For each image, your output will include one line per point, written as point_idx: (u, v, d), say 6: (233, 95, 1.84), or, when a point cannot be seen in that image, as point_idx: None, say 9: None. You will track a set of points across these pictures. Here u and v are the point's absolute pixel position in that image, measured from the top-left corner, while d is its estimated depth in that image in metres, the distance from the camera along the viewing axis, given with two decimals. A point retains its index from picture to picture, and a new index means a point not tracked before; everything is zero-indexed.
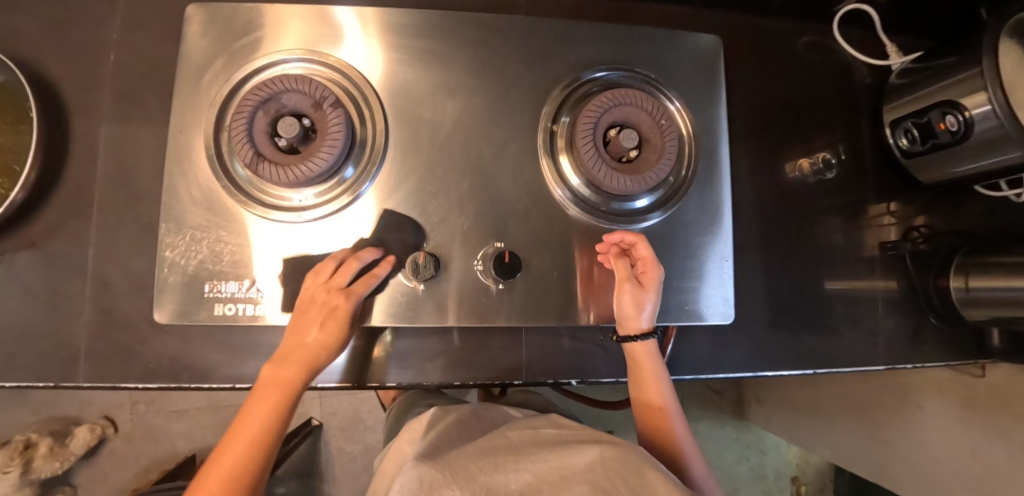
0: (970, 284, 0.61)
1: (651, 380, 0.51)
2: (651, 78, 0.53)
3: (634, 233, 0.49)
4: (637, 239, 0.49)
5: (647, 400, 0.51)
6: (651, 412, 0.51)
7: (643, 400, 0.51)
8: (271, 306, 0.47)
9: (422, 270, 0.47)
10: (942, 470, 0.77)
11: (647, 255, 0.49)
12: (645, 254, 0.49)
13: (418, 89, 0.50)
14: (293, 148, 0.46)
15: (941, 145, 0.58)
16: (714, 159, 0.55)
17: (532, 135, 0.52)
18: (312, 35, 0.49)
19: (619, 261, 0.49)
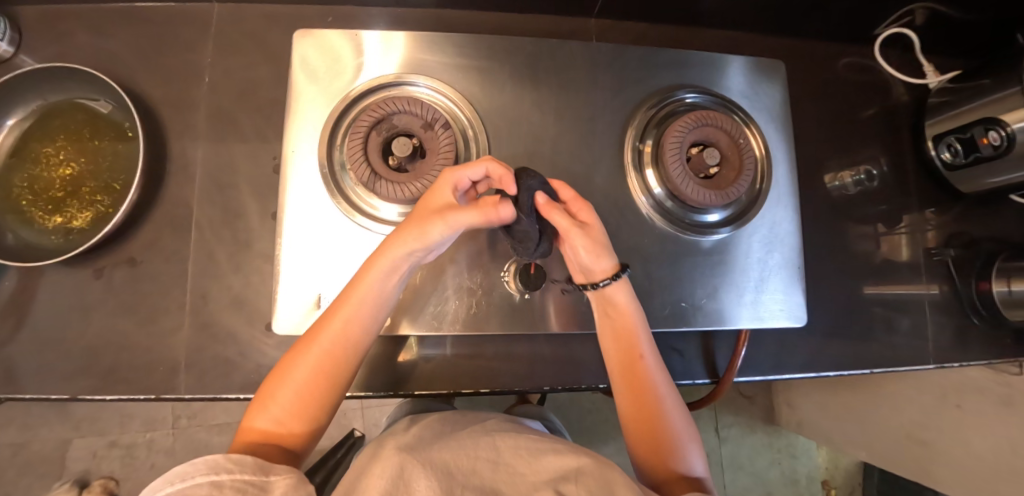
0: (1013, 285, 0.65)
1: (637, 347, 0.46)
2: (724, 99, 0.58)
3: (552, 181, 0.45)
4: (552, 185, 0.45)
5: (629, 380, 0.46)
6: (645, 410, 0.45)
7: (628, 376, 0.46)
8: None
9: (533, 278, 0.49)
10: (983, 467, 0.80)
11: (568, 196, 0.45)
12: (566, 195, 0.45)
13: (513, 111, 0.54)
14: (403, 166, 0.49)
15: (983, 157, 0.63)
16: (784, 174, 0.59)
17: (618, 151, 0.55)
18: (414, 61, 0.53)
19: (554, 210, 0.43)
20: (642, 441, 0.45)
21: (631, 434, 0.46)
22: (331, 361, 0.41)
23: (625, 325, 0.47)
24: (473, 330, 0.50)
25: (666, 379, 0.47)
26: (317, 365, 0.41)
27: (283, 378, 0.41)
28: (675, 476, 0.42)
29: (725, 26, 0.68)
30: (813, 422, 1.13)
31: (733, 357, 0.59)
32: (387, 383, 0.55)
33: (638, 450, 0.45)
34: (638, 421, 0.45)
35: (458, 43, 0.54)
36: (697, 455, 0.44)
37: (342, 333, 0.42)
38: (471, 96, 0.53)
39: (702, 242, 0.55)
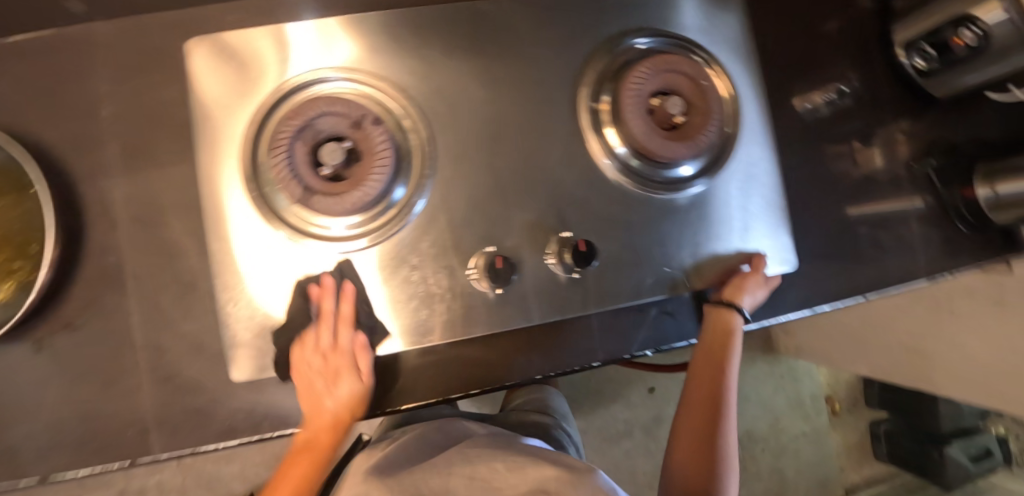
0: (998, 188, 0.63)
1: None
2: (684, 40, 0.53)
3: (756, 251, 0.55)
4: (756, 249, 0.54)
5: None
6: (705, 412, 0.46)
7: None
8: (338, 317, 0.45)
9: (502, 273, 0.45)
10: (979, 366, 0.82)
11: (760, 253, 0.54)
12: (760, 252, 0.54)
13: (454, 91, 0.48)
14: (338, 175, 0.44)
15: (959, 59, 0.59)
16: (756, 110, 0.54)
17: (574, 117, 0.50)
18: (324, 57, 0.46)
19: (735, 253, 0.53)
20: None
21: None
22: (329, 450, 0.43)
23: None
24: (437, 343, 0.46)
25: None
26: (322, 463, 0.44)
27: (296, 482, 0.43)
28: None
29: None
30: (810, 346, 1.14)
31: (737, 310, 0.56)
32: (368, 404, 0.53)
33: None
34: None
35: (368, 23, 0.47)
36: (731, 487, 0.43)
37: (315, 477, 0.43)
38: (399, 80, 0.47)
39: (676, 199, 0.52)
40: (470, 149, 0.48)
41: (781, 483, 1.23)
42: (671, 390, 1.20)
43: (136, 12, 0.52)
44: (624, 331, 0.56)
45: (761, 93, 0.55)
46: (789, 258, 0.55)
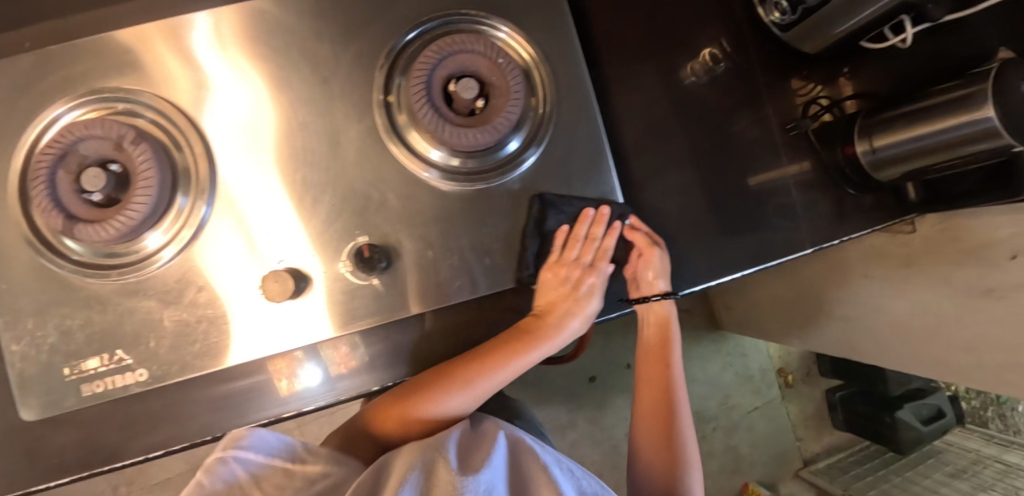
0: (876, 145, 0.59)
1: (665, 361, 0.58)
2: (472, 14, 0.48)
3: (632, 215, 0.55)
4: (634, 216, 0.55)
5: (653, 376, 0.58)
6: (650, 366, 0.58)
7: (651, 386, 0.58)
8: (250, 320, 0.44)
9: (276, 288, 0.43)
10: (898, 330, 0.78)
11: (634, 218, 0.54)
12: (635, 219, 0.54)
13: (226, 96, 0.44)
14: (110, 199, 0.42)
15: (810, 8, 0.56)
16: (574, 76, 0.50)
17: (367, 113, 0.46)
18: (177, 64, 0.44)
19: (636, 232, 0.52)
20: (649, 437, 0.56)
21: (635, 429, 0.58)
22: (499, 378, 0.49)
23: (661, 333, 0.58)
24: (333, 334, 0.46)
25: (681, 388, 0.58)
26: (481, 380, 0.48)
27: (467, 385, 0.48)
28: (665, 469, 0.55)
29: None
30: (751, 320, 1.11)
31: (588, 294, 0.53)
32: (199, 430, 0.50)
33: (633, 436, 0.58)
34: (652, 411, 0.57)
35: (233, 22, 0.43)
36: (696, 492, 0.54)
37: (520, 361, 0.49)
38: (159, 92, 0.44)
39: (506, 182, 0.49)
40: (312, 155, 0.45)
41: (736, 461, 1.20)
42: (613, 377, 1.17)
43: None
44: (467, 334, 0.53)
45: (578, 56, 0.50)
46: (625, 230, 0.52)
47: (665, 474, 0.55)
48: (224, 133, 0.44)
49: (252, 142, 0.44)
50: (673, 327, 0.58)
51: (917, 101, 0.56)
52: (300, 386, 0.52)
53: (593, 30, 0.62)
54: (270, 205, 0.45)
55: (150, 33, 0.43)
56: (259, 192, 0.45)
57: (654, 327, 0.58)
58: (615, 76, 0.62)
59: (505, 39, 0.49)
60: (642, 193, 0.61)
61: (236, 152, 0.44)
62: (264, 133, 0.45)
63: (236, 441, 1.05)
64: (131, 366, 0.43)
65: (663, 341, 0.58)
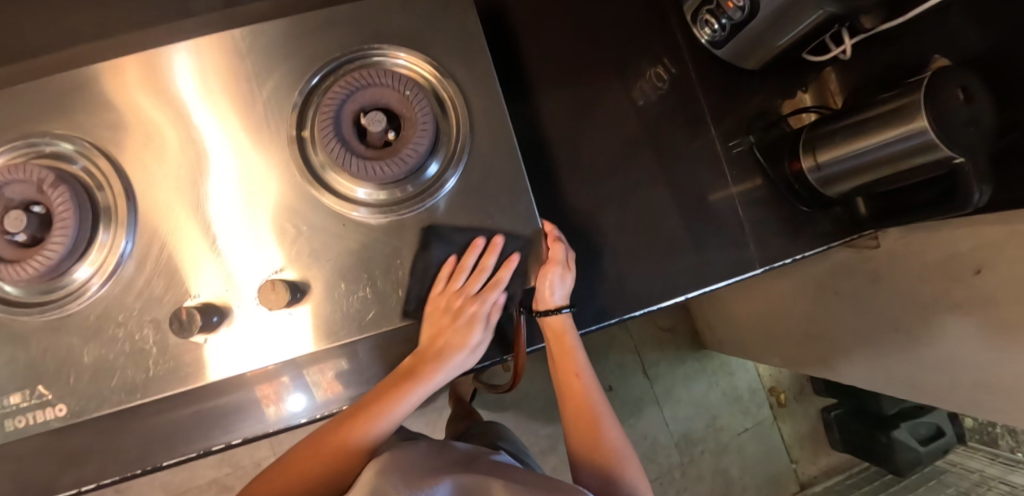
0: (819, 160, 0.58)
1: (574, 374, 0.53)
2: (369, 44, 0.48)
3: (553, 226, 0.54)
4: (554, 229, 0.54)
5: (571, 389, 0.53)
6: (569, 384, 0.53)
7: (572, 404, 0.52)
8: (217, 345, 0.45)
9: (184, 323, 0.42)
10: (871, 347, 0.75)
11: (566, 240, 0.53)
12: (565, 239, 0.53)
13: (149, 139, 0.46)
14: (35, 239, 0.44)
15: (738, 25, 0.55)
16: (489, 97, 0.49)
17: (281, 149, 0.46)
18: (153, 103, 0.46)
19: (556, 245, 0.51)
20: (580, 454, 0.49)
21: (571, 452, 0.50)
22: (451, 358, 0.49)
23: (561, 351, 0.53)
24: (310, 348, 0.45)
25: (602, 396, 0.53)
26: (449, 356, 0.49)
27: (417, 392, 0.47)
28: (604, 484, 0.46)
29: None
30: (732, 339, 1.07)
31: (517, 324, 0.53)
32: (130, 463, 0.51)
33: (571, 460, 0.50)
34: (580, 425, 0.50)
35: (209, 55, 0.45)
36: None
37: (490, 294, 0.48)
38: (83, 138, 0.46)
39: (428, 209, 0.47)
40: (275, 177, 0.46)
41: (727, 484, 1.15)
42: None
43: None
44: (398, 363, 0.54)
45: (492, 77, 0.49)
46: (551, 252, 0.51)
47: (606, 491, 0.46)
48: (197, 163, 0.46)
49: (198, 175, 0.46)
50: (573, 341, 0.54)
51: (856, 114, 0.54)
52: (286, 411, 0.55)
53: (529, 55, 0.62)
54: (249, 226, 0.46)
55: (129, 68, 0.45)
56: (239, 213, 0.46)
57: (555, 345, 0.54)
58: (552, 100, 0.63)
59: (403, 64, 0.48)
60: (580, 215, 0.61)
61: (215, 176, 0.46)
62: (213, 165, 0.46)
63: (212, 467, 1.05)
64: (52, 401, 0.44)
65: (568, 353, 0.53)
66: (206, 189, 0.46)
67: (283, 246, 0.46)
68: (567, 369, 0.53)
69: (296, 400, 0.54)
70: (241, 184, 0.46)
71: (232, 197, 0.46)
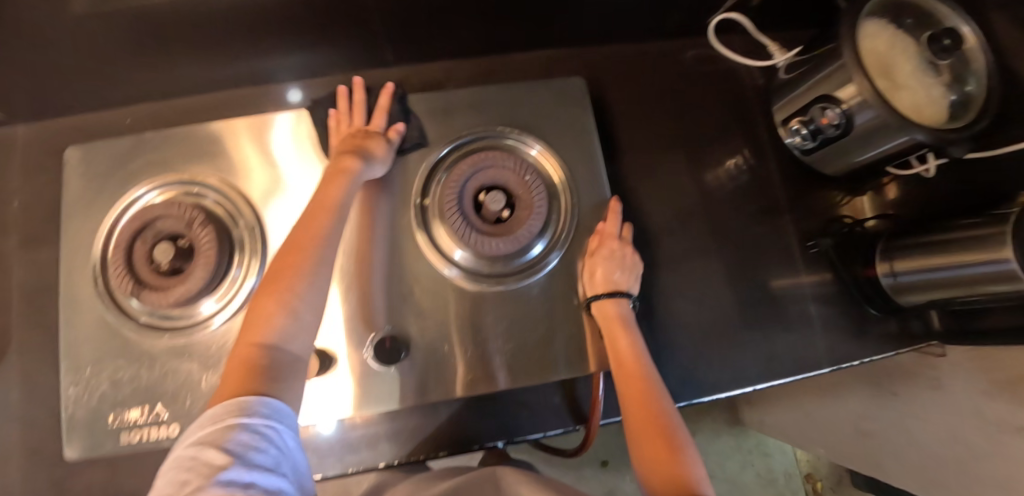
0: (896, 268, 0.60)
1: (627, 356, 0.48)
2: (505, 130, 0.54)
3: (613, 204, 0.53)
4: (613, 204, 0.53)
5: (637, 402, 0.46)
6: (632, 394, 0.46)
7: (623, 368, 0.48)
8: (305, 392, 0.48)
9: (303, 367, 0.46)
10: (929, 456, 0.73)
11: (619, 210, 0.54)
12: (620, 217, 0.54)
13: (270, 189, 0.52)
14: (175, 270, 0.48)
15: (829, 139, 0.58)
16: (594, 185, 0.54)
17: (403, 212, 0.52)
18: (255, 155, 0.52)
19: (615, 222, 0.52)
20: (654, 481, 0.40)
21: (641, 482, 0.42)
22: (315, 241, 0.42)
23: (613, 339, 0.49)
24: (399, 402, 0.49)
25: (682, 425, 0.45)
26: (305, 245, 0.42)
27: (275, 293, 0.39)
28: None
29: (539, 47, 0.65)
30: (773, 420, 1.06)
31: (595, 398, 0.54)
32: None
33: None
34: (646, 444, 0.43)
35: (312, 125, 0.53)
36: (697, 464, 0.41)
37: (342, 194, 0.45)
38: (222, 180, 0.52)
39: (526, 285, 0.52)
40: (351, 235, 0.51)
41: None
42: (625, 463, 1.14)
43: (51, 117, 0.61)
44: (477, 420, 0.56)
45: (599, 168, 0.54)
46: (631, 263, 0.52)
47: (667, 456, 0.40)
48: (290, 214, 0.51)
49: (287, 224, 0.51)
50: (628, 328, 0.50)
51: (937, 233, 0.56)
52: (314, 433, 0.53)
53: (620, 137, 0.67)
54: None
55: (240, 128, 0.52)
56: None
57: (609, 340, 0.49)
58: (636, 180, 0.66)
59: (536, 155, 0.54)
60: (654, 292, 0.64)
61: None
62: (303, 216, 0.51)
63: None
64: (166, 421, 0.47)
65: (626, 347, 0.48)
66: (291, 238, 0.51)
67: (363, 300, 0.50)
68: (629, 380, 0.47)
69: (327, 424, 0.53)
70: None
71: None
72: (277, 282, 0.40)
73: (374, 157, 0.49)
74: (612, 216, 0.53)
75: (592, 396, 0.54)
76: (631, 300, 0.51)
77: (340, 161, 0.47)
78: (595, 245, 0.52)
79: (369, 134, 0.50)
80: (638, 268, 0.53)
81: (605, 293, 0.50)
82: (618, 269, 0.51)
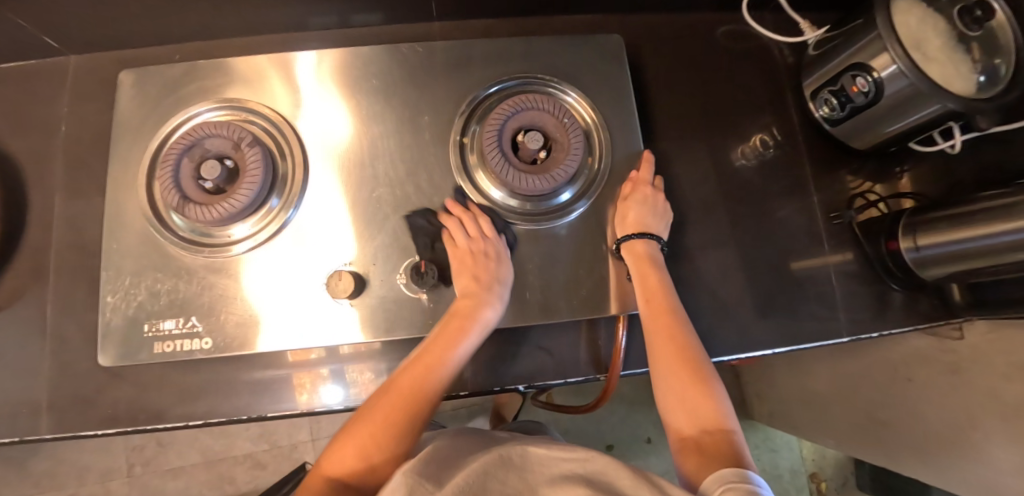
0: (919, 243, 0.60)
1: (656, 293, 0.50)
2: (542, 77, 0.55)
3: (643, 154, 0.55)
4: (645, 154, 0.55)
5: (664, 336, 0.47)
6: (660, 324, 0.48)
7: (653, 304, 0.49)
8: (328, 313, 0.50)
9: (343, 285, 0.48)
10: (941, 443, 0.73)
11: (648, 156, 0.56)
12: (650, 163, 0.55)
13: (306, 119, 0.53)
14: (219, 189, 0.50)
15: (858, 108, 0.60)
16: (627, 135, 0.55)
17: (443, 150, 0.54)
18: (283, 89, 0.53)
19: (645, 168, 0.54)
20: (677, 411, 0.43)
21: (659, 406, 0.46)
22: (419, 406, 0.42)
23: (643, 275, 0.51)
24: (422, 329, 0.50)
25: (705, 358, 0.47)
26: (406, 390, 0.43)
27: (382, 406, 0.42)
28: (689, 433, 0.42)
29: (577, 11, 0.68)
30: (782, 413, 1.06)
31: (618, 346, 0.54)
32: (236, 408, 0.55)
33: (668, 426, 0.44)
34: (671, 371, 0.45)
35: (333, 62, 0.54)
36: (721, 394, 0.44)
37: (456, 353, 0.46)
38: (269, 108, 0.53)
39: (554, 228, 0.53)
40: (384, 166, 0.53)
41: None
42: (631, 449, 1.14)
43: (103, 49, 0.63)
44: (501, 362, 0.58)
45: (633, 121, 0.56)
46: (661, 207, 0.54)
47: (694, 387, 0.44)
48: (321, 144, 0.53)
49: (320, 155, 0.53)
50: (656, 267, 0.51)
51: (959, 206, 0.57)
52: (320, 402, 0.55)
53: (650, 104, 0.69)
54: (351, 201, 0.52)
55: (262, 66, 0.54)
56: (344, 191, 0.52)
57: (638, 275, 0.51)
58: (664, 146, 0.68)
59: (571, 102, 0.56)
60: (677, 255, 0.65)
61: (331, 159, 0.53)
62: (336, 148, 0.53)
63: (252, 441, 1.08)
64: (199, 333, 0.48)
65: (656, 283, 0.50)
66: (323, 167, 0.52)
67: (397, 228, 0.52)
68: (657, 314, 0.49)
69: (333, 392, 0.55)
70: (349, 168, 0.53)
71: (337, 179, 0.52)
72: (370, 427, 0.40)
73: (499, 292, 0.50)
74: (643, 165, 0.55)
75: (616, 345, 0.54)
76: (660, 243, 0.53)
77: (459, 305, 0.48)
78: (628, 191, 0.54)
79: (478, 246, 0.51)
80: (668, 215, 0.55)
81: (635, 233, 0.52)
82: (649, 214, 0.53)
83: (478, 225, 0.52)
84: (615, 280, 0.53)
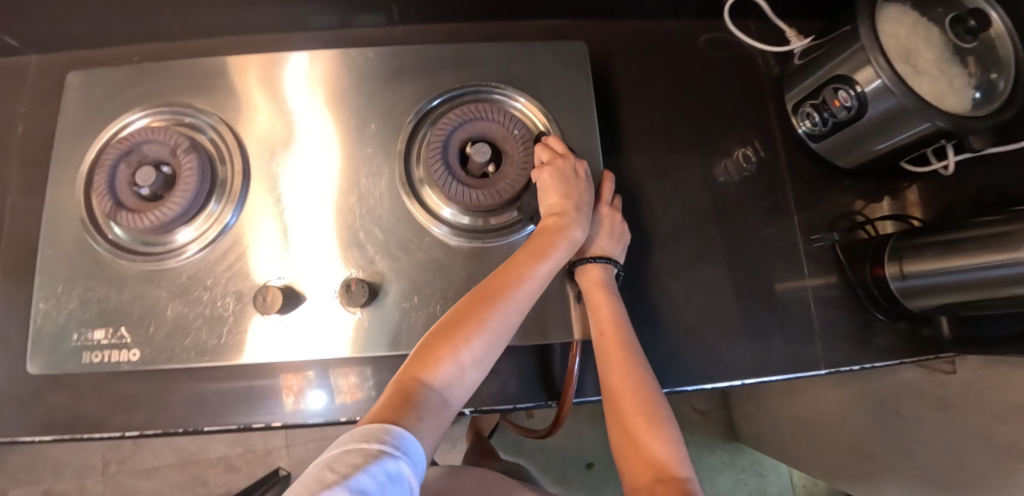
0: (905, 270, 0.56)
1: (607, 323, 0.46)
2: (489, 83, 0.53)
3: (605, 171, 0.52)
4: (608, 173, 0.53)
5: (617, 372, 0.44)
6: (611, 362, 0.44)
7: (603, 337, 0.46)
8: (261, 329, 0.48)
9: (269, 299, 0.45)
10: (931, 483, 0.68)
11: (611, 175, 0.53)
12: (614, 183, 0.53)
13: (265, 126, 0.51)
14: (156, 195, 0.48)
15: (842, 122, 0.56)
16: (586, 147, 0.52)
17: (390, 161, 0.51)
18: (256, 94, 0.52)
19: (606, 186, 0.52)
20: (631, 457, 0.39)
21: (615, 452, 0.41)
22: (507, 304, 0.42)
23: (594, 303, 0.47)
24: (359, 351, 0.47)
25: (662, 396, 0.43)
26: (495, 301, 0.41)
27: (453, 334, 0.40)
28: (644, 482, 0.37)
29: (548, 16, 0.65)
30: (769, 438, 1.02)
31: (570, 373, 0.51)
32: (172, 421, 0.53)
33: (620, 475, 0.39)
34: (625, 416, 0.41)
35: (309, 65, 0.52)
36: (676, 437, 0.39)
37: (539, 272, 0.43)
38: (214, 113, 0.51)
39: (507, 244, 0.50)
40: (331, 179, 0.51)
41: None
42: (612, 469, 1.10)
43: (62, 49, 0.62)
44: None
45: (592, 132, 0.53)
46: (619, 228, 0.51)
47: (647, 432, 0.39)
48: (287, 151, 0.51)
49: (303, 167, 0.51)
50: (609, 293, 0.48)
51: (952, 231, 0.52)
52: (305, 405, 0.54)
53: (623, 114, 0.65)
54: (314, 212, 0.50)
55: (248, 66, 0.52)
56: (303, 202, 0.50)
57: (590, 304, 0.48)
58: (636, 159, 0.64)
59: (520, 109, 0.53)
60: (644, 275, 0.61)
61: (278, 169, 0.51)
62: (297, 156, 0.51)
63: (226, 444, 1.07)
64: (128, 344, 0.47)
65: (607, 313, 0.46)
66: (286, 175, 0.51)
67: (339, 245, 0.49)
68: (608, 347, 0.45)
69: (318, 398, 0.54)
70: (296, 180, 0.51)
71: (281, 192, 0.50)
72: (460, 336, 0.40)
73: (586, 211, 0.47)
74: (604, 184, 0.52)
75: (567, 372, 0.51)
76: (616, 267, 0.50)
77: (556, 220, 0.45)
78: None
79: (567, 170, 0.46)
80: (626, 237, 0.52)
81: (589, 257, 0.49)
82: (604, 236, 0.50)
83: (562, 159, 0.47)
84: (570, 305, 0.50)
